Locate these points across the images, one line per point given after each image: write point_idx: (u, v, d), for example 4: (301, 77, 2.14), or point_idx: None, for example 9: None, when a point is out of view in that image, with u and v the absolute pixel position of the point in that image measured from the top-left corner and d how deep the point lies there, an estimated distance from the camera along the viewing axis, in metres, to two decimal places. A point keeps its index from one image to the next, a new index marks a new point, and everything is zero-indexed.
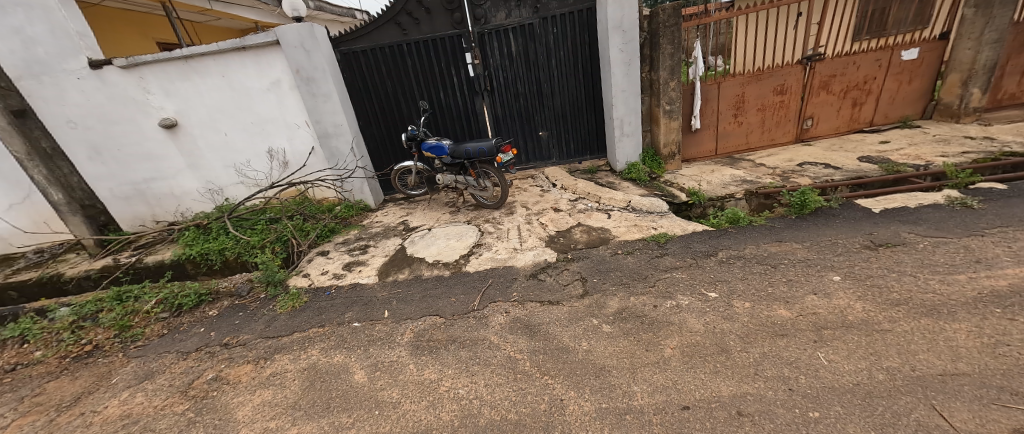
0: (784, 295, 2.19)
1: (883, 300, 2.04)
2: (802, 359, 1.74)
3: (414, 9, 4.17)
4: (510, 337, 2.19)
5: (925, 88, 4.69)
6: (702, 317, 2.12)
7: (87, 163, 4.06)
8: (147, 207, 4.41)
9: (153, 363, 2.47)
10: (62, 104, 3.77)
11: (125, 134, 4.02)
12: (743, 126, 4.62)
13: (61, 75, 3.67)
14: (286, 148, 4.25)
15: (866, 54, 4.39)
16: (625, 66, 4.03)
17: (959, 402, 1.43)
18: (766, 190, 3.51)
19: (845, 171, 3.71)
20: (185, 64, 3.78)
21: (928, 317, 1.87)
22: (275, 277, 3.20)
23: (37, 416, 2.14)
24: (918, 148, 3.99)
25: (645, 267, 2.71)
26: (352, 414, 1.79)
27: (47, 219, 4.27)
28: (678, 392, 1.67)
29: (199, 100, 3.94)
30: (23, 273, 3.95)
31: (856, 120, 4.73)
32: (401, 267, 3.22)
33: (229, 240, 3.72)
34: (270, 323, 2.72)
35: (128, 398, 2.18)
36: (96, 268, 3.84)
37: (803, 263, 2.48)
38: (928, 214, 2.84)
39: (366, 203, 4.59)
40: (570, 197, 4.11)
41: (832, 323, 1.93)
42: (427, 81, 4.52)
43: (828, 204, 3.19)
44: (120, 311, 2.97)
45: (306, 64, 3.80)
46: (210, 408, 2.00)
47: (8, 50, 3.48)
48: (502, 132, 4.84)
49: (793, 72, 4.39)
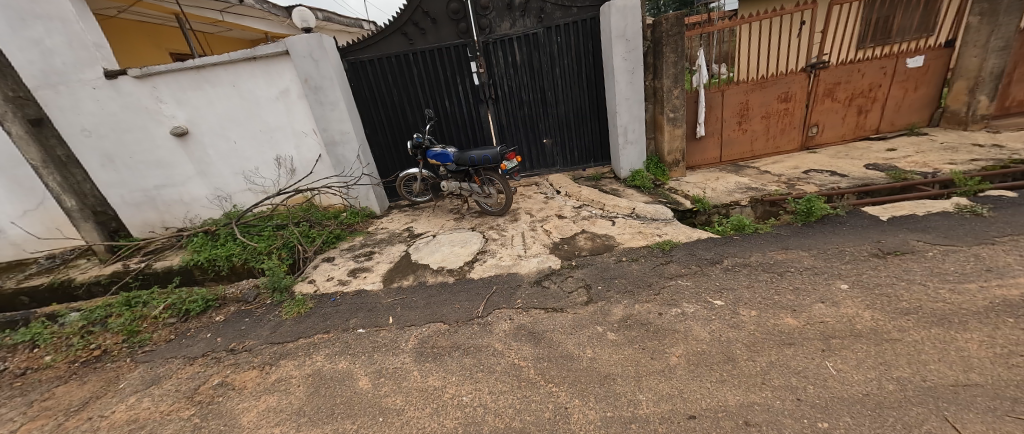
0: (791, 303, 2.17)
1: (892, 309, 2.02)
2: (811, 368, 1.72)
3: (420, 20, 4.26)
4: (514, 344, 2.19)
5: (931, 94, 4.67)
6: (707, 325, 2.10)
7: (100, 170, 4.16)
8: (156, 213, 4.49)
9: (159, 368, 2.49)
10: (77, 113, 3.87)
11: (137, 142, 4.10)
12: (747, 133, 4.62)
13: (77, 85, 3.77)
14: (293, 155, 4.31)
15: (871, 62, 4.39)
16: (628, 74, 4.06)
17: (972, 413, 1.40)
18: (772, 197, 3.52)
19: (852, 178, 3.69)
20: (196, 73, 3.87)
21: (939, 327, 1.84)
22: (281, 283, 3.24)
23: (46, 420, 2.17)
24: (926, 155, 3.97)
25: (650, 274, 2.70)
26: (356, 421, 1.80)
27: (60, 225, 4.35)
28: (683, 401, 1.65)
29: (210, 109, 4.02)
30: (34, 278, 4.02)
31: (862, 127, 4.71)
32: (405, 273, 3.24)
33: (236, 246, 3.79)
34: (276, 329, 2.73)
35: (134, 403, 2.19)
36: (106, 273, 3.90)
37: (809, 272, 2.45)
38: (937, 222, 2.82)
39: (371, 210, 4.61)
40: (575, 204, 4.12)
41: (841, 332, 1.90)
42: (432, 89, 4.57)
43: (835, 211, 3.17)
44: (129, 316, 3.01)
45: (315, 74, 3.87)
46: (215, 414, 2.00)
47: (27, 61, 3.59)
48: (506, 139, 4.88)
49: (797, 79, 4.39)
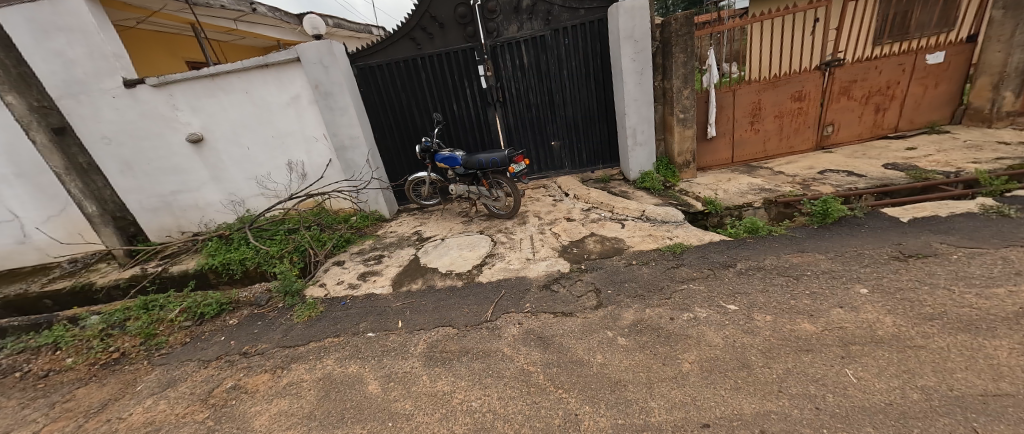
0: (808, 308, 2.11)
1: (915, 314, 1.94)
2: (830, 376, 1.66)
3: (428, 24, 4.29)
4: (523, 349, 2.17)
5: (953, 91, 4.51)
6: (721, 330, 2.06)
7: (119, 176, 4.28)
8: (172, 218, 4.60)
9: (176, 371, 2.54)
10: (97, 122, 3.99)
11: (155, 149, 4.21)
12: (760, 133, 4.53)
13: (97, 94, 3.89)
14: (304, 160, 4.38)
15: (888, 58, 4.27)
16: (637, 75, 4.02)
17: (1003, 425, 1.34)
18: (786, 199, 3.43)
19: (869, 178, 3.59)
20: (211, 81, 3.95)
21: (965, 333, 1.77)
22: (293, 287, 3.28)
23: (66, 421, 2.22)
24: (947, 154, 3.84)
25: (660, 278, 2.66)
26: (366, 426, 1.80)
27: (81, 230, 4.49)
28: (697, 409, 1.61)
29: (223, 116, 4.11)
30: (58, 282, 4.16)
31: (879, 126, 4.59)
32: (414, 277, 3.25)
33: (250, 250, 3.86)
34: (288, 332, 2.77)
35: (151, 405, 2.24)
36: (125, 277, 4.01)
37: (827, 275, 2.39)
38: (961, 224, 2.71)
39: (381, 213, 4.66)
40: (583, 207, 4.08)
41: (860, 338, 1.84)
42: (440, 93, 4.60)
43: (853, 213, 3.07)
44: (147, 319, 3.07)
45: (325, 80, 3.93)
46: (229, 417, 2.03)
47: (50, 72, 3.73)
48: (515, 142, 4.89)
49: (811, 78, 4.30)
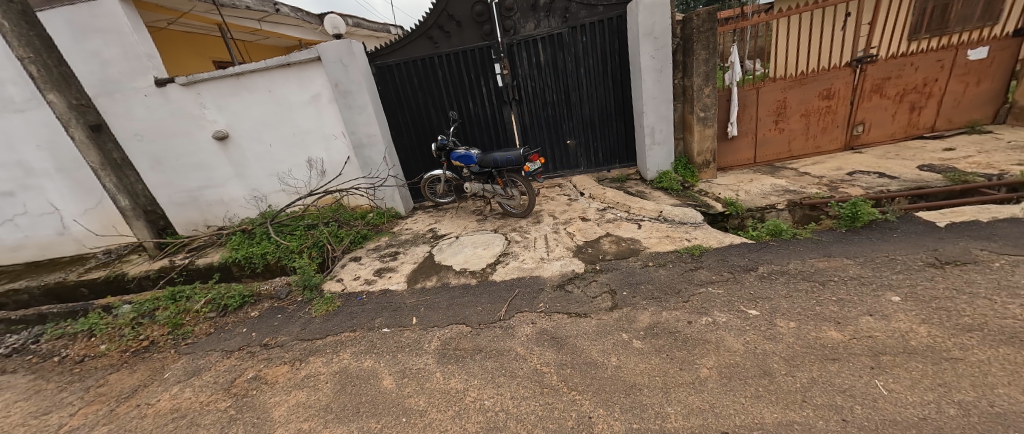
0: (834, 315, 2.02)
1: (952, 324, 1.84)
2: (858, 387, 1.59)
3: (445, 23, 4.31)
4: (537, 349, 2.16)
5: (997, 88, 4.25)
6: (741, 336, 1.99)
7: (150, 172, 4.48)
8: (199, 212, 4.78)
9: (200, 360, 2.64)
10: (131, 119, 4.18)
11: (183, 146, 4.37)
12: (785, 133, 4.37)
13: (131, 93, 4.06)
14: (323, 158, 4.47)
15: (925, 54, 4.06)
16: (656, 73, 3.93)
17: None
18: (812, 201, 3.28)
19: (903, 180, 3.42)
20: (236, 80, 4.08)
21: (1008, 346, 1.66)
22: (312, 281, 3.36)
23: (100, 405, 2.33)
24: (990, 155, 3.62)
25: (678, 280, 2.60)
26: (380, 420, 1.82)
27: (115, 223, 4.71)
28: (715, 416, 1.57)
29: (247, 114, 4.23)
30: (93, 271, 4.37)
31: (914, 125, 4.37)
32: (429, 274, 3.28)
33: (271, 244, 3.97)
34: (306, 326, 2.83)
35: (178, 392, 2.33)
36: (154, 268, 4.18)
37: (856, 281, 2.28)
38: (1005, 230, 2.55)
39: (397, 211, 4.72)
40: (599, 207, 4.03)
41: (892, 348, 1.75)
42: (456, 91, 4.63)
43: (884, 217, 2.94)
44: (174, 310, 3.20)
45: (344, 78, 4.00)
46: (249, 406, 2.09)
47: (88, 72, 3.93)
48: (530, 141, 4.87)
49: (840, 75, 4.13)
